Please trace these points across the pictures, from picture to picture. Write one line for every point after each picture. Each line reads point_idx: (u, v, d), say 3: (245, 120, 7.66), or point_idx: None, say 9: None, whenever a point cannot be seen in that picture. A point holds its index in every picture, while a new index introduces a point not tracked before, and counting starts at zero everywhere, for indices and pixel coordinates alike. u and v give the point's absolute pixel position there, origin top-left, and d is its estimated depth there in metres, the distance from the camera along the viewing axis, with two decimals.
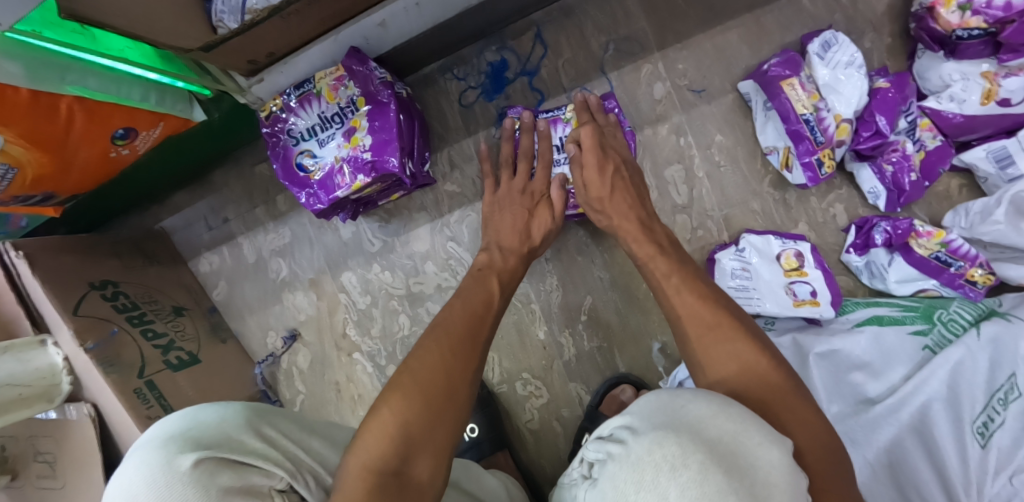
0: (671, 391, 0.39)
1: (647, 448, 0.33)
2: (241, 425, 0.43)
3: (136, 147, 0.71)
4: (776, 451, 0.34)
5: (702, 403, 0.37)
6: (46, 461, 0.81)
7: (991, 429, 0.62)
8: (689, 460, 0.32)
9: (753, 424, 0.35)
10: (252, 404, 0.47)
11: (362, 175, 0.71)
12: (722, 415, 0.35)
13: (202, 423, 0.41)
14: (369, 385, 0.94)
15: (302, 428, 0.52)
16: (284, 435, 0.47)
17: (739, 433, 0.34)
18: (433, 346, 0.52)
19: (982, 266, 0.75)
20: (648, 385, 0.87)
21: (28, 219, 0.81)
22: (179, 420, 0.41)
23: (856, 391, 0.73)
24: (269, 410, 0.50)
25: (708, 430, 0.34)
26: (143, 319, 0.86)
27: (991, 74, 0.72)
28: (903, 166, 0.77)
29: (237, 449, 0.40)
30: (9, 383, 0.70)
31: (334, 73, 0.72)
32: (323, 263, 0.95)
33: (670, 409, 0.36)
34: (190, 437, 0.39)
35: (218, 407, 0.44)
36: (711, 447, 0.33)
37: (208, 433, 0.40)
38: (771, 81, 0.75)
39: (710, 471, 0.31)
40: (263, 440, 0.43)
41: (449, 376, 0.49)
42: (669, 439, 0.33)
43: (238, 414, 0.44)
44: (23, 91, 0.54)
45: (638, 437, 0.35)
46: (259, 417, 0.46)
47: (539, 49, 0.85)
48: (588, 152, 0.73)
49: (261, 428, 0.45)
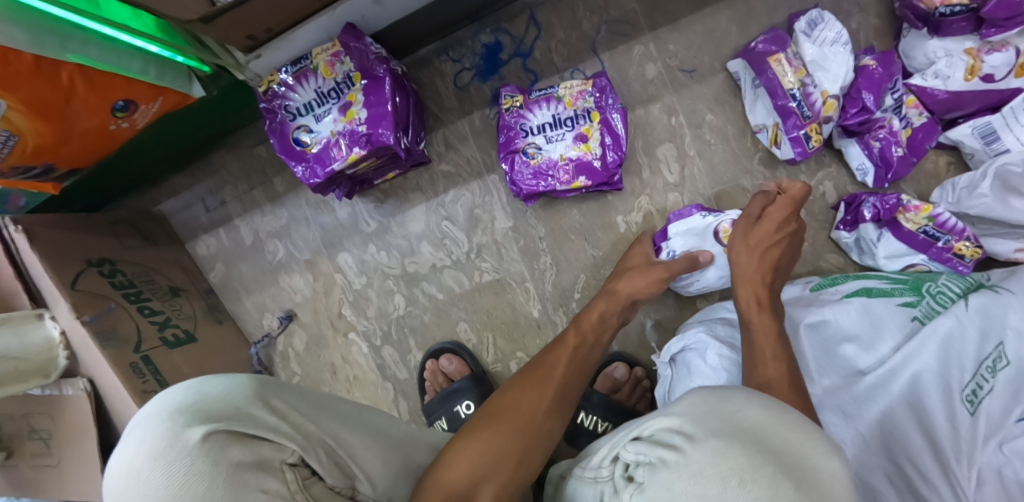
0: (721, 395, 0.38)
1: (709, 460, 0.31)
2: (249, 397, 0.42)
3: (135, 121, 0.73)
4: (837, 462, 0.33)
5: (756, 408, 0.36)
6: (40, 439, 0.82)
7: (979, 396, 0.62)
8: (758, 474, 0.30)
9: (812, 431, 0.34)
10: (259, 378, 0.45)
11: (358, 147, 0.72)
12: (781, 422, 0.34)
13: (208, 396, 0.40)
14: (364, 365, 0.95)
15: (311, 403, 0.48)
16: (293, 408, 0.45)
17: (803, 442, 0.33)
18: (525, 388, 0.58)
19: (970, 240, 0.76)
20: (641, 363, 0.88)
21: (28, 198, 0.85)
22: (184, 393, 0.39)
23: (846, 363, 0.72)
24: (279, 384, 0.47)
25: (770, 438, 0.32)
26: (140, 297, 0.87)
27: (974, 50, 0.74)
28: (890, 141, 0.78)
29: (247, 423, 0.39)
30: (6, 356, 0.71)
31: (331, 48, 0.74)
32: (320, 244, 0.96)
33: (724, 416, 0.35)
34: (197, 410, 0.38)
35: (224, 379, 0.42)
36: (778, 459, 0.31)
37: (215, 407, 0.39)
38: (759, 57, 0.77)
39: (783, 486, 0.29)
40: (273, 413, 0.42)
41: (530, 416, 0.55)
42: (733, 450, 0.31)
43: (245, 386, 0.42)
44: (26, 56, 0.55)
45: (695, 445, 0.33)
46: (269, 388, 0.45)
47: (533, 31, 0.87)
48: (776, 207, 0.71)
49: (269, 401, 0.43)
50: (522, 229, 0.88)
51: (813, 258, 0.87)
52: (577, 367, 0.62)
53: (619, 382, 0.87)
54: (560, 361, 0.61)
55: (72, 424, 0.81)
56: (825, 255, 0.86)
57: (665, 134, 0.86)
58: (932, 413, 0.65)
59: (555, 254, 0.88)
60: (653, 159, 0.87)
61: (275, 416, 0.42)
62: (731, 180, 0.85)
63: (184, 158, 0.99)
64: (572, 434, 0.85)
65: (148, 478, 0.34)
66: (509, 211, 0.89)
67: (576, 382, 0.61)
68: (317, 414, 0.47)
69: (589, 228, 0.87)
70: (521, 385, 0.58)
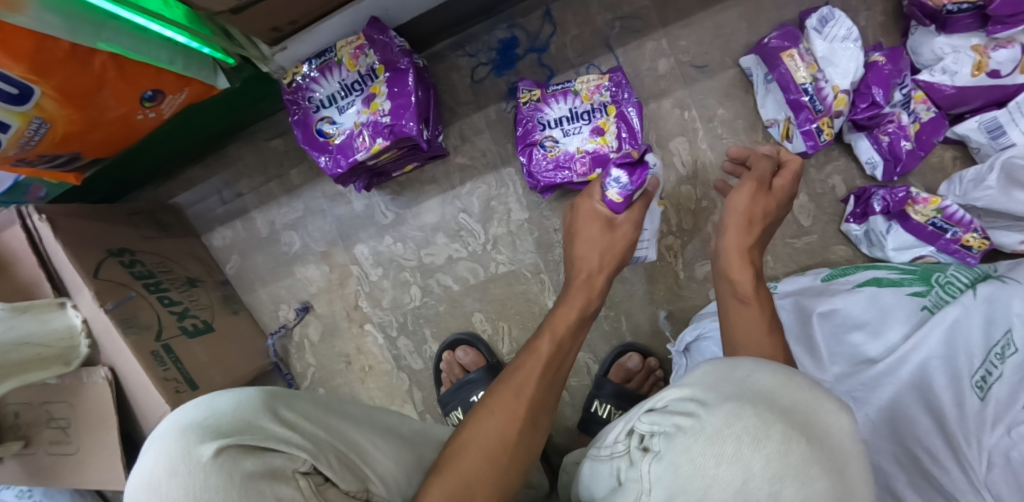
0: (730, 362, 0.40)
1: (724, 421, 0.33)
2: (259, 410, 0.45)
3: (162, 111, 0.74)
4: (846, 419, 0.34)
5: (767, 373, 0.37)
6: (59, 426, 0.82)
7: (988, 382, 0.62)
8: (771, 431, 0.31)
9: (821, 392, 0.35)
10: (269, 389, 0.48)
11: (381, 138, 0.73)
12: (791, 385, 0.35)
13: (218, 411, 0.43)
14: (380, 356, 0.96)
15: (320, 408, 0.52)
16: (303, 417, 0.48)
17: (813, 403, 0.34)
18: (495, 406, 0.54)
19: (977, 231, 0.78)
20: (654, 353, 0.90)
21: (47, 189, 0.86)
22: (197, 410, 0.43)
23: (855, 351, 0.74)
24: (290, 393, 0.51)
25: (781, 400, 0.34)
26: (159, 287, 0.87)
27: (981, 47, 0.75)
28: (899, 135, 0.80)
29: (257, 435, 0.42)
30: (29, 342, 0.72)
31: (355, 42, 0.75)
32: (336, 236, 0.97)
33: (736, 381, 0.36)
34: (210, 425, 0.41)
35: (235, 393, 0.46)
36: (790, 418, 0.32)
37: (226, 421, 0.42)
38: (772, 52, 0.79)
39: (795, 442, 0.31)
40: (282, 423, 0.45)
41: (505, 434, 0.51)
42: (746, 411, 0.33)
43: (254, 398, 0.46)
44: (62, 43, 0.57)
45: (709, 409, 0.34)
46: (277, 399, 0.48)
47: (547, 27, 0.88)
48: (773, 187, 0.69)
49: (279, 410, 0.47)
50: (537, 221, 0.90)
51: (822, 250, 0.88)
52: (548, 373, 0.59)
53: (632, 371, 0.87)
54: (531, 373, 0.57)
55: (93, 412, 0.81)
56: (833, 247, 0.87)
57: (677, 128, 0.88)
58: (941, 398, 0.65)
59: None
60: (665, 152, 0.88)
61: (285, 426, 0.45)
62: None
63: (200, 151, 1.00)
64: (586, 423, 0.86)
65: (168, 492, 0.38)
66: (524, 203, 0.90)
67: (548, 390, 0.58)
68: (326, 417, 0.51)
69: None
70: (489, 402, 0.55)
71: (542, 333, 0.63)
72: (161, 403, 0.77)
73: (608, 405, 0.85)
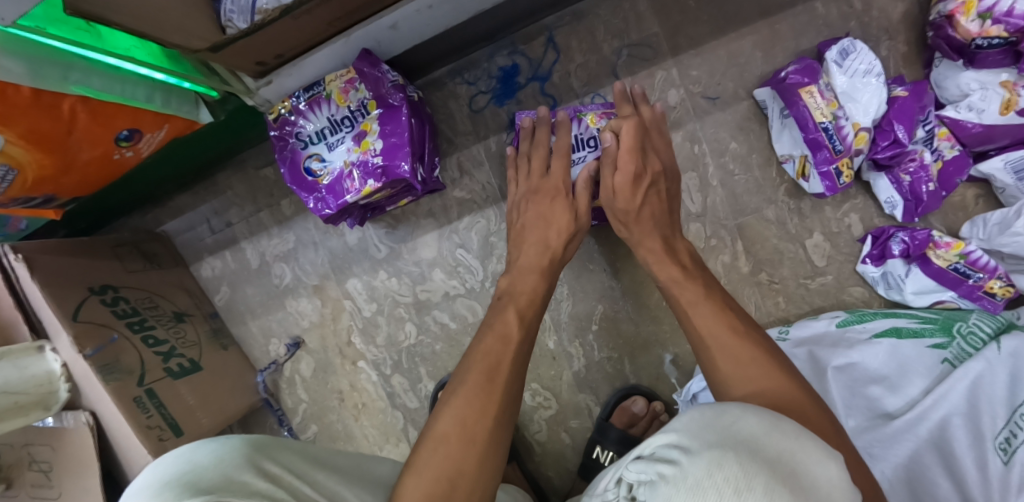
0: (716, 408, 0.36)
1: (705, 470, 0.29)
2: (240, 463, 0.39)
3: (139, 150, 0.70)
4: (834, 468, 0.31)
5: (753, 420, 0.33)
6: (41, 469, 0.78)
7: (1012, 445, 0.56)
8: (754, 483, 0.28)
9: (808, 439, 0.33)
10: (252, 441, 0.43)
11: (372, 180, 0.69)
12: (776, 432, 0.32)
13: (198, 467, 0.37)
14: (374, 394, 0.93)
15: (306, 461, 0.48)
16: (288, 469, 0.43)
17: (798, 452, 0.31)
18: (469, 380, 0.54)
19: (1002, 278, 0.74)
20: (658, 397, 0.86)
21: (28, 222, 0.80)
22: (172, 465, 0.37)
23: (873, 405, 0.70)
24: (274, 444, 0.46)
25: (766, 449, 0.30)
26: (144, 325, 0.84)
27: (1010, 84, 0.71)
28: (921, 176, 0.75)
29: (239, 490, 0.36)
30: (3, 392, 0.67)
31: (345, 75, 0.71)
32: (328, 268, 0.94)
33: (718, 427, 0.33)
34: (186, 482, 0.35)
35: (215, 446, 0.40)
36: (774, 468, 0.29)
37: (206, 477, 0.36)
38: (789, 89, 0.74)
39: (779, 496, 0.27)
40: (265, 477, 0.40)
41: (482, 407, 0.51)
42: (728, 459, 0.29)
43: (237, 452, 0.40)
44: (24, 90, 0.53)
45: (691, 457, 0.30)
46: (260, 451, 0.43)
47: (551, 54, 0.84)
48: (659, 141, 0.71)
49: (262, 464, 0.41)
50: None
51: (836, 291, 0.84)
52: (510, 344, 0.59)
53: (636, 416, 0.83)
54: (490, 354, 0.57)
55: (76, 457, 0.77)
56: (848, 289, 0.83)
57: (687, 163, 0.84)
58: (962, 461, 0.60)
59: (572, 283, 0.88)
60: None
61: (268, 480, 0.39)
62: (754, 211, 0.84)
63: (189, 179, 0.97)
64: (586, 469, 0.82)
65: None
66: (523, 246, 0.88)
67: (512, 357, 0.57)
68: (312, 471, 0.47)
69: (608, 258, 0.87)
70: (463, 379, 0.54)
71: (508, 310, 0.63)
72: (143, 453, 0.74)
73: (609, 452, 0.81)
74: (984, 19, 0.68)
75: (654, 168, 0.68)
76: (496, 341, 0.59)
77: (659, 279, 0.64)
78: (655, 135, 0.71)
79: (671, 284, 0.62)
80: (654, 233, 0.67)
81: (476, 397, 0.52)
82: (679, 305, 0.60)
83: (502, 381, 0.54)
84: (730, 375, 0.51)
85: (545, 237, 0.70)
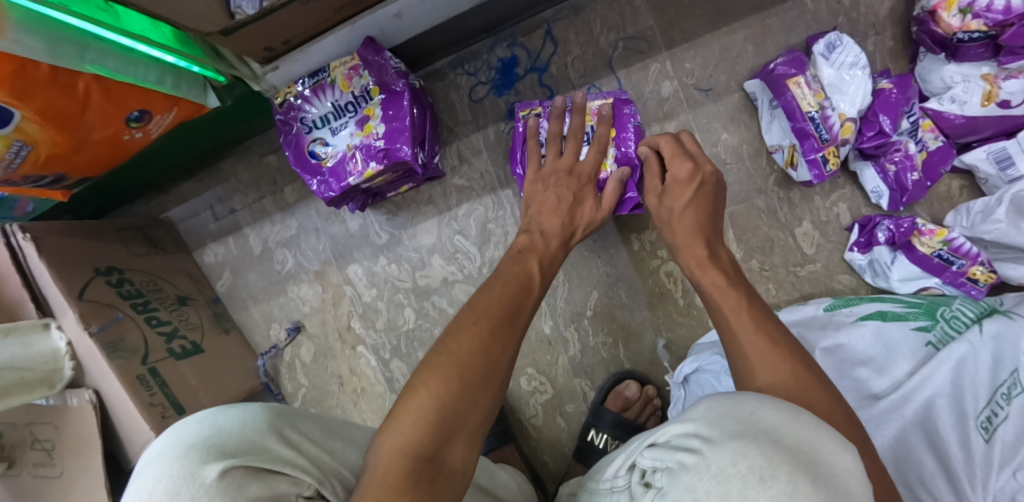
0: (734, 397, 0.36)
1: (729, 459, 0.29)
2: (264, 428, 0.40)
3: (149, 131, 0.72)
4: (851, 459, 0.31)
5: (771, 410, 0.34)
6: (44, 448, 0.77)
7: (994, 423, 0.59)
8: (777, 472, 0.28)
9: (825, 429, 0.32)
10: (273, 407, 0.44)
11: (374, 162, 0.71)
12: (796, 422, 0.32)
13: (223, 429, 0.38)
14: (372, 379, 0.95)
15: (322, 430, 0.48)
16: (307, 438, 0.44)
17: (817, 442, 0.31)
18: (471, 327, 0.48)
19: (983, 264, 0.76)
20: (652, 381, 0.88)
21: (34, 204, 0.83)
22: (198, 426, 0.38)
23: (861, 386, 0.71)
24: (291, 411, 0.47)
25: (787, 438, 0.31)
26: (147, 306, 0.85)
27: (991, 77, 0.74)
28: (906, 165, 0.78)
29: (264, 456, 0.37)
30: (9, 366, 0.68)
31: (349, 62, 0.73)
32: (329, 254, 0.96)
33: (739, 416, 0.33)
34: (213, 444, 0.36)
35: (239, 409, 0.41)
36: (797, 459, 0.29)
37: (231, 440, 0.37)
38: (777, 79, 0.77)
39: (801, 484, 0.28)
40: (288, 445, 0.40)
41: (486, 357, 0.46)
42: (751, 449, 0.30)
43: (260, 417, 0.41)
44: (43, 66, 0.55)
45: (714, 446, 0.31)
46: (281, 419, 0.43)
47: (549, 46, 0.86)
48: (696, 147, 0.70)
49: (284, 431, 0.42)
50: None
51: (825, 279, 0.86)
52: (516, 302, 0.54)
53: (630, 400, 0.85)
54: (498, 303, 0.52)
55: (77, 436, 0.77)
56: (836, 276, 0.85)
57: None
58: (947, 439, 0.62)
59: (568, 270, 0.90)
60: None
61: (290, 447, 0.40)
62: (745, 200, 0.86)
63: (194, 166, 0.99)
64: (582, 452, 0.84)
65: None
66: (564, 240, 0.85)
67: (520, 313, 0.53)
68: (330, 440, 0.47)
69: (603, 246, 0.89)
70: (462, 324, 0.49)
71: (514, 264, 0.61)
72: (146, 429, 0.75)
73: (604, 434, 0.82)
74: (965, 13, 0.71)
75: (705, 167, 0.67)
76: (510, 292, 0.55)
77: (701, 286, 0.59)
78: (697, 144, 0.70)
79: (710, 289, 0.57)
80: (693, 236, 0.63)
81: (486, 341, 0.47)
82: (717, 310, 0.55)
83: (506, 334, 0.49)
84: (752, 350, 0.48)
85: (569, 211, 0.70)
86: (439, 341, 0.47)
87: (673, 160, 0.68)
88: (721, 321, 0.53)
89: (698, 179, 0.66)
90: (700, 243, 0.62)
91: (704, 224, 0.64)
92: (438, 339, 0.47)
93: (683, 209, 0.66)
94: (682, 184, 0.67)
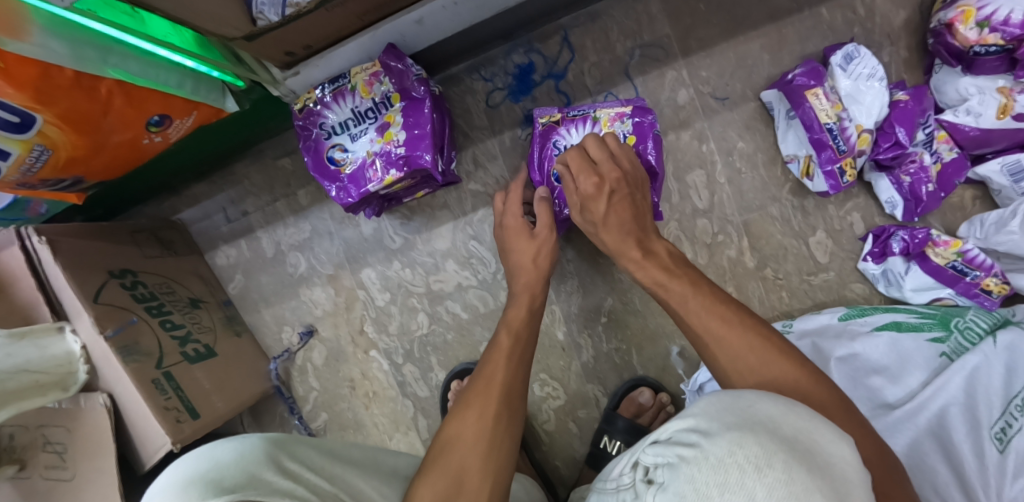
0: (732, 392, 0.36)
1: (727, 450, 0.30)
2: (261, 461, 0.40)
3: (168, 135, 0.72)
4: (847, 448, 0.32)
5: (768, 403, 0.34)
6: (55, 451, 0.76)
7: (1008, 434, 0.59)
8: (773, 460, 0.29)
9: (821, 421, 0.33)
10: (269, 439, 0.44)
11: (394, 170, 0.71)
12: (791, 413, 0.33)
13: (220, 463, 0.38)
14: (384, 382, 0.95)
15: (323, 455, 0.49)
16: (306, 467, 0.44)
17: (812, 431, 0.32)
18: (471, 407, 0.53)
19: (997, 276, 0.77)
20: (666, 388, 0.88)
21: (48, 205, 0.82)
22: (195, 462, 0.38)
23: (876, 395, 0.72)
24: (288, 440, 0.47)
25: (783, 428, 0.31)
26: (162, 309, 0.85)
27: (1007, 89, 0.74)
28: (921, 177, 0.78)
29: (262, 488, 0.37)
30: (24, 369, 0.68)
31: (370, 68, 0.73)
32: (343, 258, 0.96)
33: (737, 409, 0.33)
34: (211, 479, 0.36)
35: (235, 443, 0.41)
36: (791, 447, 0.30)
37: (229, 474, 0.37)
38: (796, 90, 0.77)
39: (797, 471, 0.28)
40: (285, 475, 0.41)
41: (485, 434, 0.51)
42: (749, 439, 0.30)
43: (256, 450, 0.41)
44: (67, 71, 0.55)
45: (712, 438, 0.31)
46: (277, 449, 0.44)
47: (566, 53, 0.87)
48: (614, 150, 0.68)
49: (280, 462, 0.42)
50: None
51: (838, 287, 0.86)
52: (515, 375, 0.58)
53: (643, 406, 0.85)
54: (500, 371, 0.57)
55: (91, 438, 0.76)
56: (849, 285, 0.86)
57: (695, 160, 0.87)
58: (961, 448, 0.62)
59: (582, 276, 0.90)
60: (683, 185, 0.87)
61: (288, 479, 0.40)
62: (759, 208, 0.87)
63: (206, 168, 0.98)
64: (594, 458, 0.84)
65: None
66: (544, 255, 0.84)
67: (517, 388, 0.57)
68: (328, 466, 0.48)
69: None
70: (463, 406, 0.54)
71: (500, 329, 0.65)
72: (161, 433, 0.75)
73: (617, 441, 0.82)
74: (982, 27, 0.70)
75: (612, 175, 0.64)
76: (510, 363, 0.59)
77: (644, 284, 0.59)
78: (624, 149, 0.68)
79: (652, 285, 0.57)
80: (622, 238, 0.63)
81: (484, 419, 0.52)
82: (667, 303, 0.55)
83: (505, 410, 0.53)
84: (720, 346, 0.48)
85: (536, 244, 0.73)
86: (443, 427, 0.52)
87: (579, 174, 0.66)
88: (675, 315, 0.53)
89: (606, 189, 0.64)
90: (634, 246, 0.61)
91: (628, 225, 0.63)
92: (442, 425, 0.53)
93: (604, 219, 0.64)
94: (597, 197, 0.64)
